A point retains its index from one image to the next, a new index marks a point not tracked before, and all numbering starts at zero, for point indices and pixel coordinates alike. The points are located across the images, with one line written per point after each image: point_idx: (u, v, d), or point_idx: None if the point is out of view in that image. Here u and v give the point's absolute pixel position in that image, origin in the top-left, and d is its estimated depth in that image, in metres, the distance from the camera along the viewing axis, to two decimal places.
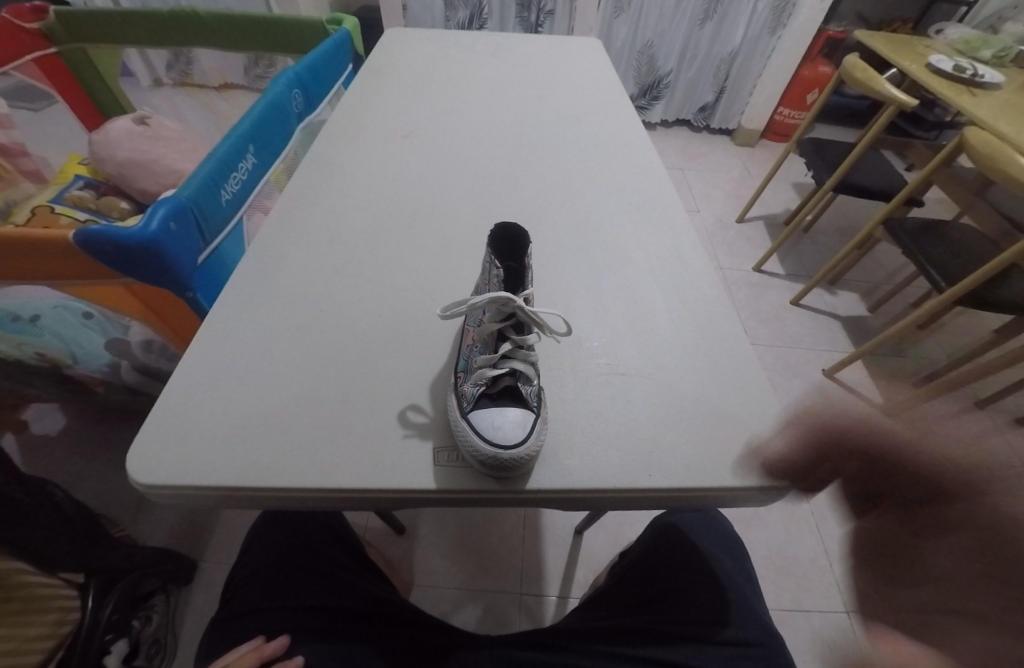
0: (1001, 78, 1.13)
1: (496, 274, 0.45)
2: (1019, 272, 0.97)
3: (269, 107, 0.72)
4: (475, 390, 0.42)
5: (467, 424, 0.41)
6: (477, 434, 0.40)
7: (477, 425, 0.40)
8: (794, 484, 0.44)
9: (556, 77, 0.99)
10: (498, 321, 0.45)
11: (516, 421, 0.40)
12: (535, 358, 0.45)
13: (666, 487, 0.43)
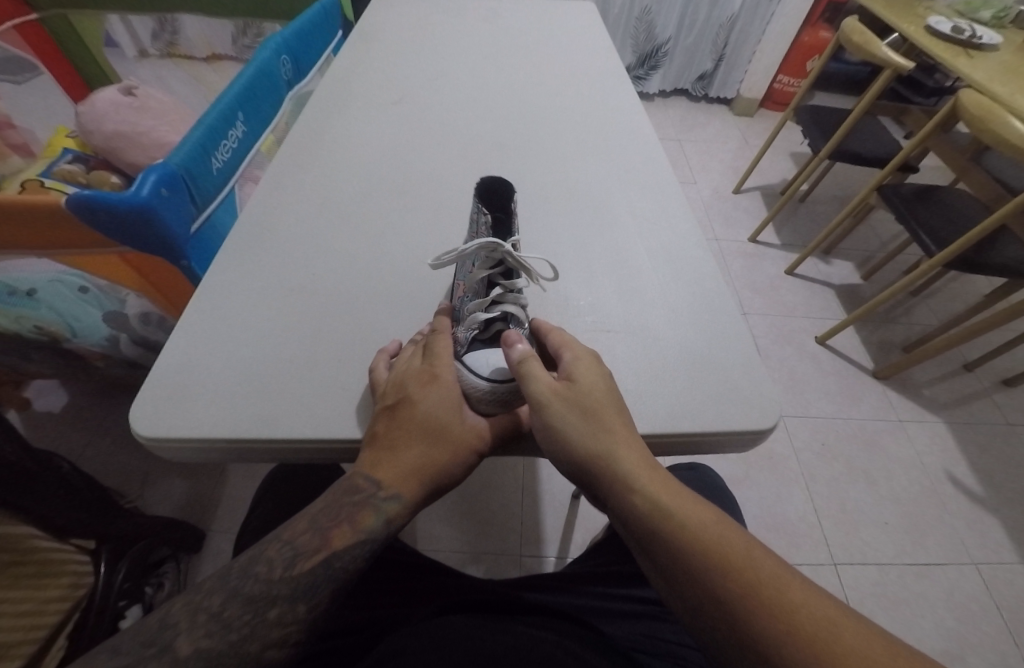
0: (999, 39, 1.11)
1: (485, 223, 0.46)
2: (1008, 235, 0.98)
3: (258, 72, 0.71)
4: (468, 334, 0.43)
5: (462, 365, 0.41)
6: (473, 373, 0.40)
7: (472, 366, 0.41)
8: (772, 426, 0.46)
9: (550, 39, 0.97)
10: (487, 268, 0.45)
11: (513, 358, 0.41)
12: (524, 302, 0.45)
13: (648, 432, 0.44)
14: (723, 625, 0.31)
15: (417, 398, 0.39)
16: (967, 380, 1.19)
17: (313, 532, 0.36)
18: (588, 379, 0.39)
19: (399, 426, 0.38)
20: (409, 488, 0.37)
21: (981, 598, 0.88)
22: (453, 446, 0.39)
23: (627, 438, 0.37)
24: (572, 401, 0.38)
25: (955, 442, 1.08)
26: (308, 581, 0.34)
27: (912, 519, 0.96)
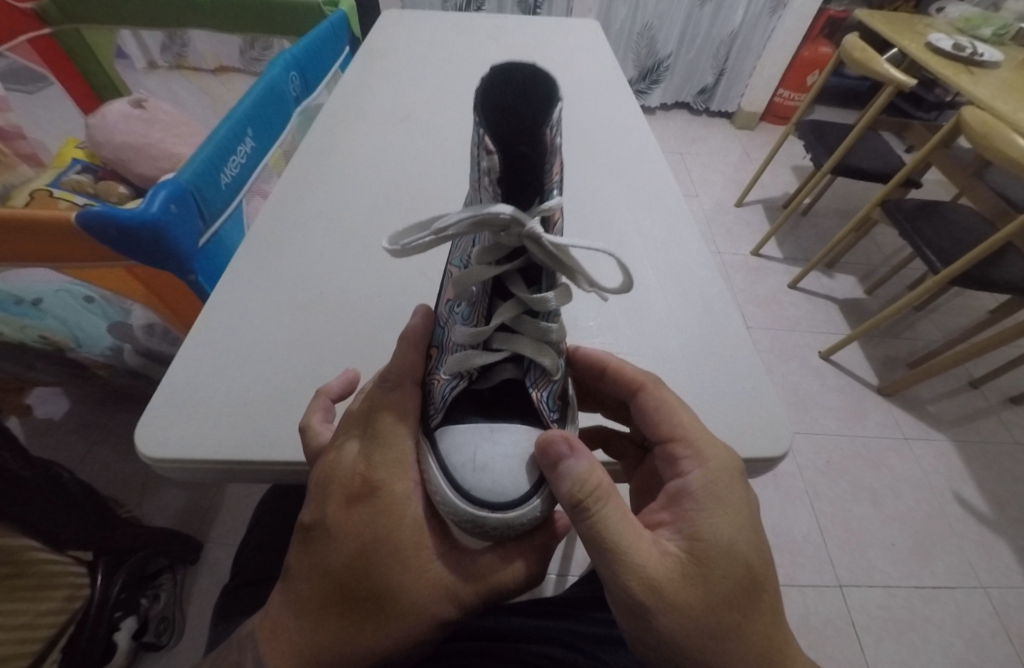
0: (1001, 56, 1.11)
1: (489, 163, 0.34)
2: (1013, 252, 0.97)
3: (267, 89, 0.72)
4: (450, 389, 0.36)
5: (436, 465, 0.33)
6: (448, 480, 0.32)
7: (450, 468, 0.33)
8: (783, 455, 0.46)
9: (552, 56, 0.99)
10: (490, 263, 0.36)
11: (508, 456, 0.33)
12: (548, 336, 0.37)
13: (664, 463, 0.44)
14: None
15: (336, 527, 0.33)
16: (974, 397, 1.18)
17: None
18: (737, 553, 0.33)
19: (313, 562, 0.33)
20: (306, 662, 0.33)
21: (990, 623, 0.86)
22: (367, 609, 0.32)
23: (774, 633, 0.33)
24: (716, 588, 0.32)
25: (961, 461, 1.06)
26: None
27: (919, 540, 0.94)
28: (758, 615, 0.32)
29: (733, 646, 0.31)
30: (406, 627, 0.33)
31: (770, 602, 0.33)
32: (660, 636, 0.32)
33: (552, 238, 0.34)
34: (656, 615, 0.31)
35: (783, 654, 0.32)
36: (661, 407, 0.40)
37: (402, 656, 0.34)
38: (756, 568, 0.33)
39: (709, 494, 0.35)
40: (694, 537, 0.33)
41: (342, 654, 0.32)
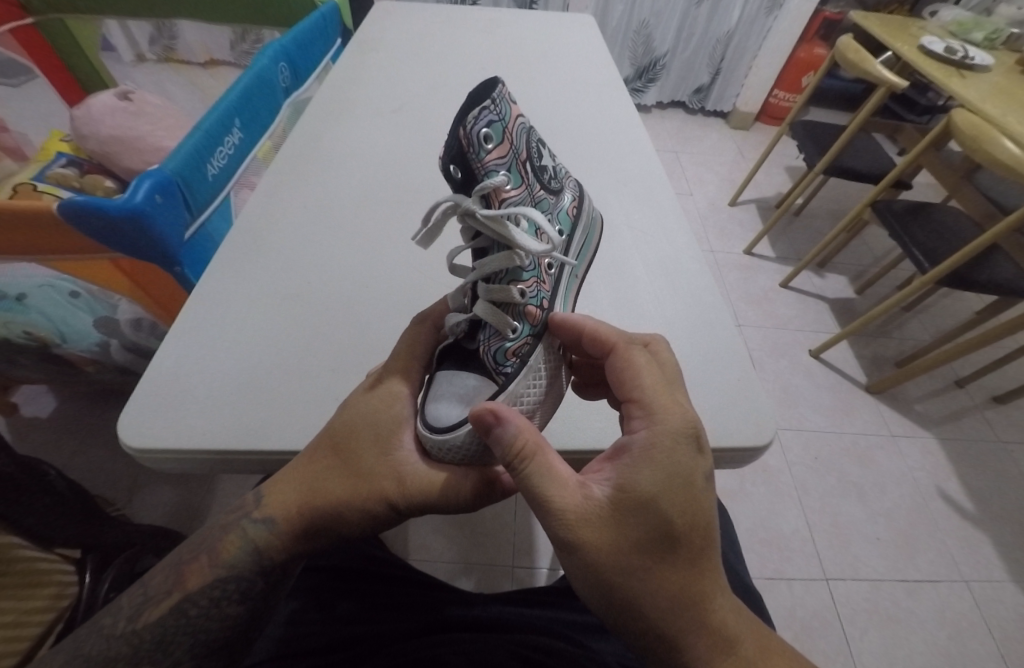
0: (991, 60, 1.13)
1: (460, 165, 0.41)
2: (1000, 253, 0.99)
3: (255, 80, 0.70)
4: (448, 339, 0.43)
5: (422, 385, 0.41)
6: (421, 399, 0.40)
7: (428, 390, 0.40)
8: (766, 444, 0.46)
9: (549, 52, 0.98)
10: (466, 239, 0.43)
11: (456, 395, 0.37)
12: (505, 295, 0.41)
13: None
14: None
15: (347, 404, 0.39)
16: (959, 396, 1.20)
17: (170, 572, 0.39)
18: (664, 515, 0.32)
19: (321, 431, 0.39)
20: (287, 500, 0.38)
21: (972, 616, 0.88)
22: (341, 463, 0.37)
23: (695, 583, 0.32)
24: (633, 541, 0.32)
25: (946, 458, 1.08)
26: (154, 628, 0.37)
27: (905, 536, 0.96)
28: (675, 570, 0.32)
29: (646, 593, 0.32)
30: (358, 501, 0.36)
31: (698, 561, 0.33)
32: (579, 577, 0.34)
33: (484, 211, 0.39)
34: (575, 558, 0.33)
35: (703, 608, 0.32)
36: (629, 368, 0.38)
37: (348, 532, 0.37)
38: (681, 528, 0.32)
39: (647, 456, 0.33)
40: (620, 495, 0.33)
41: (308, 487, 0.37)
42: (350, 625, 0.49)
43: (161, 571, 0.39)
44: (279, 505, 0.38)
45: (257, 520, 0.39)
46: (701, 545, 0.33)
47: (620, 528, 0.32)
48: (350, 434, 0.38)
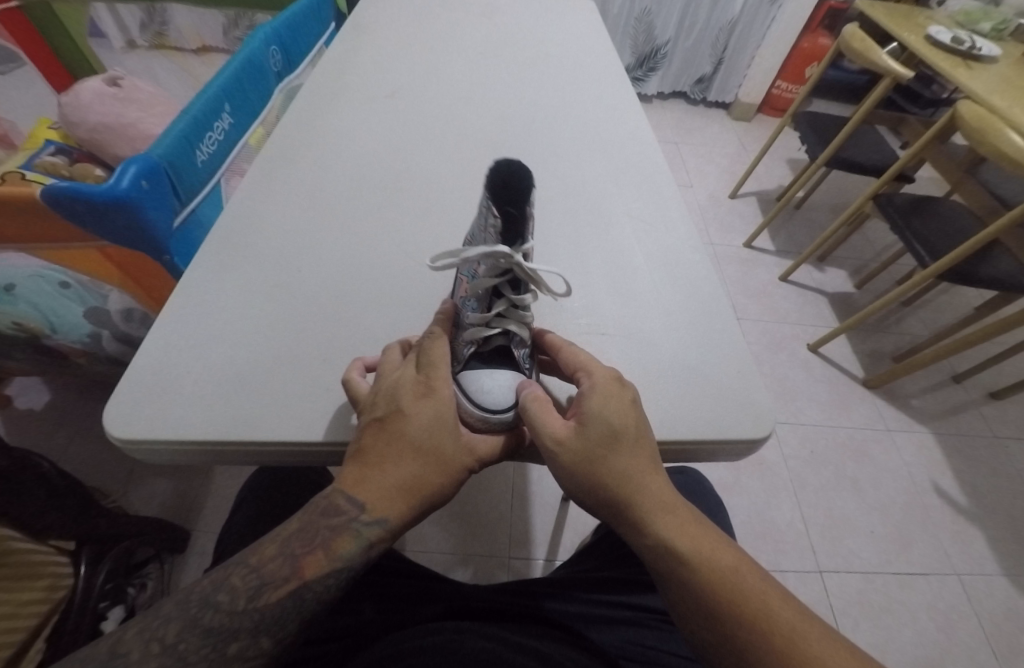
0: (998, 51, 1.11)
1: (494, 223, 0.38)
2: (1000, 248, 0.98)
3: (245, 64, 0.69)
4: (467, 349, 0.41)
5: (457, 387, 0.40)
6: (466, 398, 0.39)
7: (466, 389, 0.40)
8: (765, 438, 0.46)
9: (550, 39, 0.96)
10: (494, 276, 0.41)
11: (506, 391, 0.39)
12: (529, 320, 0.43)
13: None
14: (726, 656, 0.33)
15: (408, 411, 0.36)
16: (956, 391, 1.20)
17: (284, 559, 0.34)
18: (609, 421, 0.37)
19: (389, 440, 0.36)
20: (393, 506, 0.35)
21: (962, 608, 0.89)
22: (431, 461, 0.36)
23: (637, 481, 0.36)
24: (586, 449, 0.36)
25: (942, 453, 1.09)
26: (276, 613, 0.33)
27: (899, 529, 0.97)
28: (625, 463, 0.36)
29: (594, 489, 0.36)
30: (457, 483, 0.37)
31: (645, 456, 0.37)
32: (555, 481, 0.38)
33: (534, 266, 0.39)
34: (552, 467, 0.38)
35: (645, 495, 0.36)
36: (569, 349, 0.43)
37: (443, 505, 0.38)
38: (622, 430, 0.37)
39: (596, 388, 0.38)
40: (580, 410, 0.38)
41: (414, 489, 0.35)
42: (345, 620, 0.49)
43: (274, 554, 0.34)
44: (381, 501, 0.35)
45: (368, 519, 0.35)
46: (642, 448, 0.37)
47: (577, 440, 0.37)
48: (427, 436, 0.36)
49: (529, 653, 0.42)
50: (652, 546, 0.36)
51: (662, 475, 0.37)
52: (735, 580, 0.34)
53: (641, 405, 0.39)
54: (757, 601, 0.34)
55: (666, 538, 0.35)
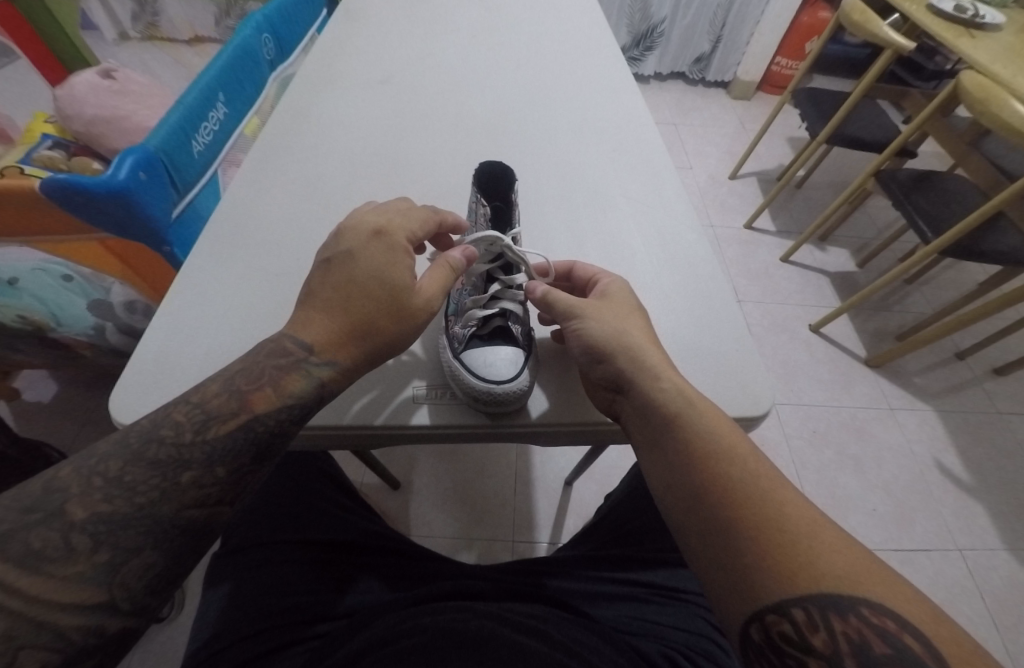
0: (1002, 19, 1.09)
1: (483, 213, 0.50)
2: (1004, 221, 0.97)
3: (237, 53, 0.68)
4: (466, 330, 0.46)
5: (460, 363, 0.44)
6: (468, 371, 0.43)
7: (469, 364, 0.43)
8: (762, 413, 0.46)
9: (541, 17, 0.94)
10: (487, 262, 0.48)
11: (506, 359, 0.44)
12: (522, 298, 0.49)
13: None
14: (709, 516, 0.33)
15: (359, 251, 0.39)
16: (960, 369, 1.19)
17: (230, 394, 0.34)
18: (626, 299, 0.45)
19: (338, 277, 0.38)
20: (343, 344, 0.37)
21: (965, 582, 0.90)
22: (380, 300, 0.38)
23: (650, 338, 0.42)
24: (613, 303, 0.44)
25: (945, 430, 1.08)
26: (228, 442, 0.32)
27: (900, 506, 0.97)
28: (638, 326, 0.43)
29: (619, 331, 0.42)
30: (406, 324, 0.39)
31: (649, 329, 0.44)
32: (569, 339, 0.44)
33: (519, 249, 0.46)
34: (574, 324, 0.43)
35: (652, 349, 0.41)
36: (581, 263, 0.50)
37: (392, 353, 0.39)
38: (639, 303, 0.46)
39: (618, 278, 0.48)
40: (603, 290, 0.46)
41: (362, 323, 0.37)
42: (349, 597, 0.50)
43: (218, 391, 0.34)
44: (332, 341, 0.37)
45: (318, 360, 0.36)
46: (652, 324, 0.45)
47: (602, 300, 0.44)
48: (381, 273, 0.39)
49: (526, 630, 0.42)
50: (659, 394, 0.38)
51: (662, 345, 0.43)
52: (725, 439, 0.36)
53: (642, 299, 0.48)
54: (745, 455, 0.35)
55: (676, 385, 0.39)
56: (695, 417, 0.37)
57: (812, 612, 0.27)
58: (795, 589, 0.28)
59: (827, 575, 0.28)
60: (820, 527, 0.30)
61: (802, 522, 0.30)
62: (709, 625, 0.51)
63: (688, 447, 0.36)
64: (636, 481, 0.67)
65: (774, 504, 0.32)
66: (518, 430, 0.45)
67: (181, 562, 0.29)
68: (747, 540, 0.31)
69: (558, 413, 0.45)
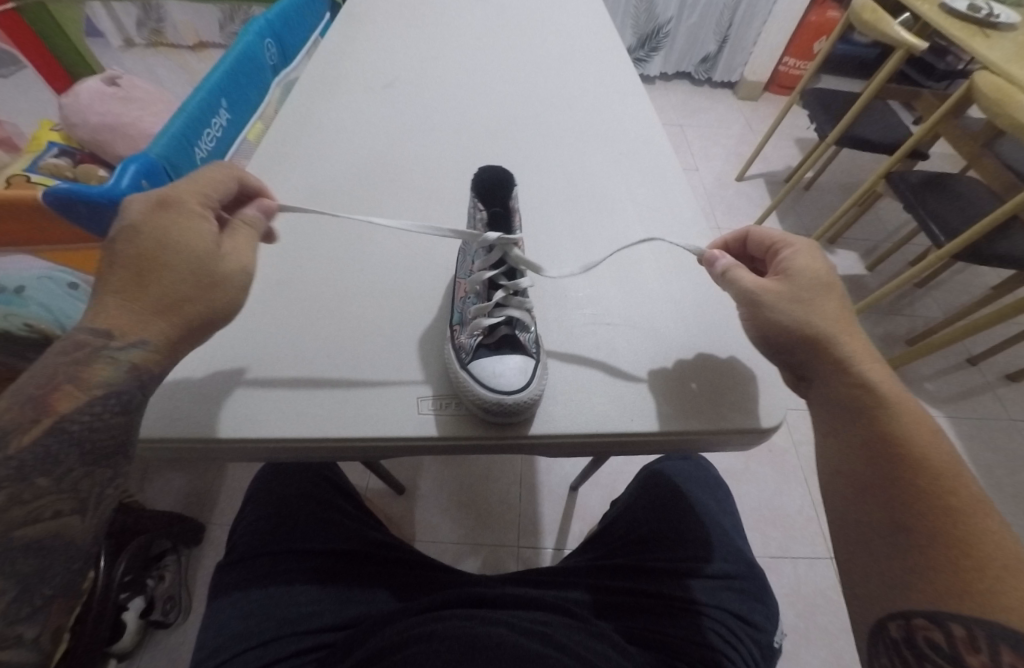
0: (1017, 18, 1.07)
1: (480, 218, 0.49)
2: (1018, 225, 0.95)
3: (239, 57, 0.68)
4: (472, 340, 0.46)
5: (468, 374, 0.43)
6: (477, 382, 0.43)
7: (478, 374, 0.43)
8: (773, 426, 0.46)
9: (547, 21, 0.94)
10: (489, 268, 0.48)
11: (515, 368, 0.43)
12: (527, 304, 0.49)
13: (645, 430, 0.44)
14: (892, 518, 0.33)
15: (142, 223, 0.36)
16: (971, 374, 1.18)
17: (22, 403, 0.30)
18: (813, 277, 0.41)
19: (125, 256, 0.35)
20: (149, 323, 0.34)
21: None
22: (181, 271, 0.35)
23: (846, 325, 0.39)
24: (803, 281, 0.40)
25: (956, 436, 1.07)
26: (41, 451, 0.29)
27: None
28: (830, 309, 0.39)
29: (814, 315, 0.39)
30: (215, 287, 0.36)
31: (844, 309, 0.40)
32: (749, 319, 0.41)
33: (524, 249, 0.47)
34: (755, 299, 0.41)
35: (848, 341, 0.38)
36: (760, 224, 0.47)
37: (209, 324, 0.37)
38: (831, 284, 0.41)
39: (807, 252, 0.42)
40: (784, 267, 0.42)
41: (168, 300, 0.35)
42: (347, 608, 0.50)
43: (6, 405, 0.30)
44: (132, 322, 0.34)
45: (145, 332, 0.34)
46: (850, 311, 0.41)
47: (794, 279, 0.41)
48: (165, 241, 0.36)
49: (536, 636, 0.41)
50: (853, 387, 0.37)
51: (864, 332, 0.40)
52: (926, 444, 0.34)
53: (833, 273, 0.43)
54: (949, 471, 0.33)
55: (868, 380, 0.37)
56: (894, 417, 0.35)
57: (974, 633, 0.27)
58: (965, 609, 0.28)
59: (1012, 606, 0.27)
60: (1022, 563, 0.29)
61: (1002, 553, 0.29)
62: (718, 636, 0.50)
63: (880, 442, 0.35)
64: (641, 490, 0.66)
65: (970, 528, 0.30)
66: (528, 441, 0.44)
67: (37, 581, 0.27)
68: (928, 555, 0.30)
69: (579, 426, 0.44)
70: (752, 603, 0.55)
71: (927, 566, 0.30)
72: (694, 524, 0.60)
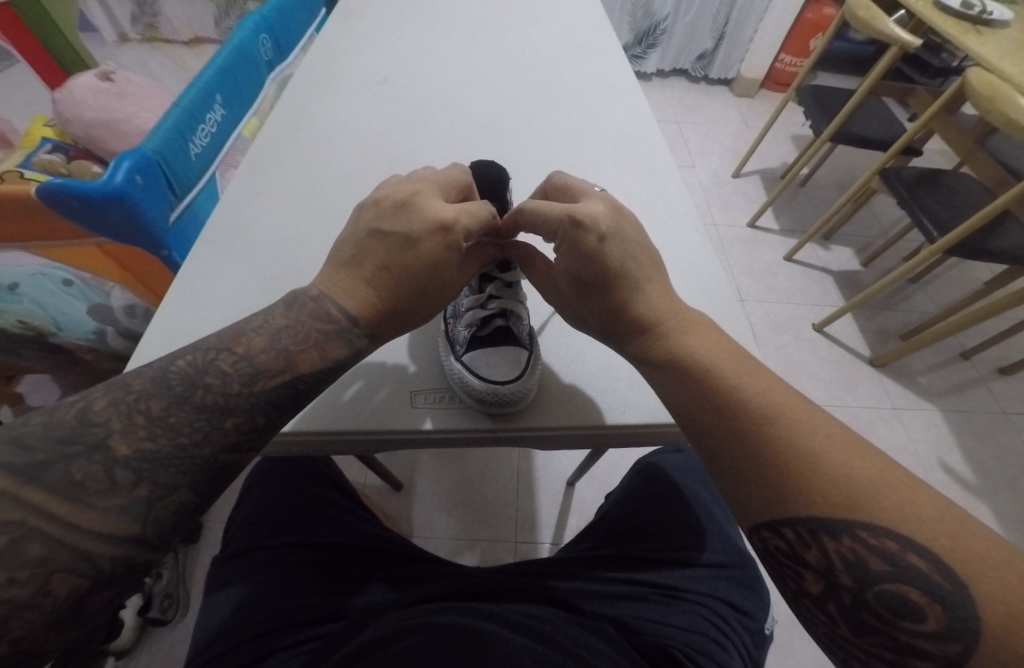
0: (1010, 15, 1.07)
1: None
2: (1010, 220, 0.96)
3: (234, 52, 0.68)
4: (467, 332, 0.47)
5: (461, 364, 0.44)
6: (468, 370, 0.44)
7: (472, 367, 0.44)
8: None
9: (544, 17, 0.93)
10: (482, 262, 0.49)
11: (507, 360, 0.44)
12: (521, 297, 0.49)
13: (641, 421, 0.44)
14: (714, 454, 0.33)
15: (419, 238, 0.38)
16: (964, 368, 1.19)
17: (277, 352, 0.35)
18: (587, 259, 0.40)
19: (389, 261, 0.37)
20: (381, 326, 0.38)
21: None
22: (424, 298, 0.39)
23: (638, 284, 0.39)
24: (581, 265, 0.40)
25: (949, 430, 1.08)
26: (273, 396, 0.34)
27: None
28: (618, 283, 0.39)
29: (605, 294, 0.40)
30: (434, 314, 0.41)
31: (634, 264, 0.40)
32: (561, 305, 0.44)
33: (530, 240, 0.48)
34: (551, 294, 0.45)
35: (643, 297, 0.39)
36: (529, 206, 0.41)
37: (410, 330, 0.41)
38: (617, 253, 0.39)
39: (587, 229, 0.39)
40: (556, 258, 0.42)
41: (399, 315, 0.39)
42: (338, 597, 0.49)
43: (266, 347, 0.35)
44: (372, 325, 0.38)
45: None
46: (641, 262, 0.40)
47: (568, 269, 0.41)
48: (433, 270, 0.38)
49: (525, 630, 0.41)
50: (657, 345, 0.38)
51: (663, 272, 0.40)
52: (726, 366, 0.35)
53: (630, 224, 0.41)
54: (756, 390, 0.33)
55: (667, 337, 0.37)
56: (701, 359, 0.36)
57: (802, 532, 0.29)
58: (807, 513, 0.29)
59: (824, 502, 0.28)
60: (834, 447, 0.29)
61: (798, 458, 0.30)
62: (711, 623, 0.51)
63: (691, 388, 0.35)
64: (636, 483, 0.66)
65: (785, 442, 0.30)
66: (520, 432, 0.44)
67: (207, 501, 0.31)
68: (760, 480, 0.31)
69: (565, 417, 0.45)
70: (743, 592, 0.55)
71: (758, 489, 0.31)
72: (688, 515, 0.61)
